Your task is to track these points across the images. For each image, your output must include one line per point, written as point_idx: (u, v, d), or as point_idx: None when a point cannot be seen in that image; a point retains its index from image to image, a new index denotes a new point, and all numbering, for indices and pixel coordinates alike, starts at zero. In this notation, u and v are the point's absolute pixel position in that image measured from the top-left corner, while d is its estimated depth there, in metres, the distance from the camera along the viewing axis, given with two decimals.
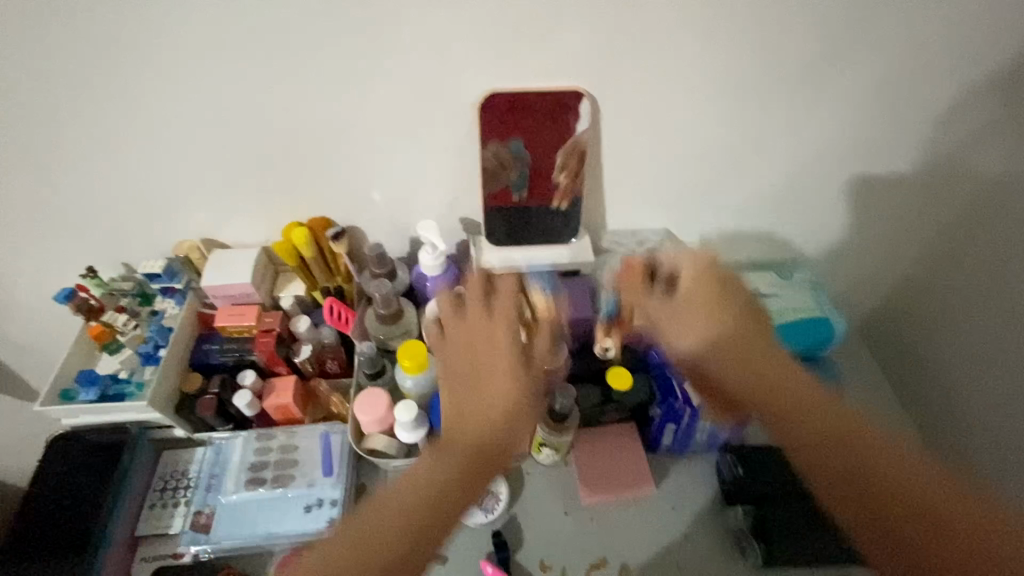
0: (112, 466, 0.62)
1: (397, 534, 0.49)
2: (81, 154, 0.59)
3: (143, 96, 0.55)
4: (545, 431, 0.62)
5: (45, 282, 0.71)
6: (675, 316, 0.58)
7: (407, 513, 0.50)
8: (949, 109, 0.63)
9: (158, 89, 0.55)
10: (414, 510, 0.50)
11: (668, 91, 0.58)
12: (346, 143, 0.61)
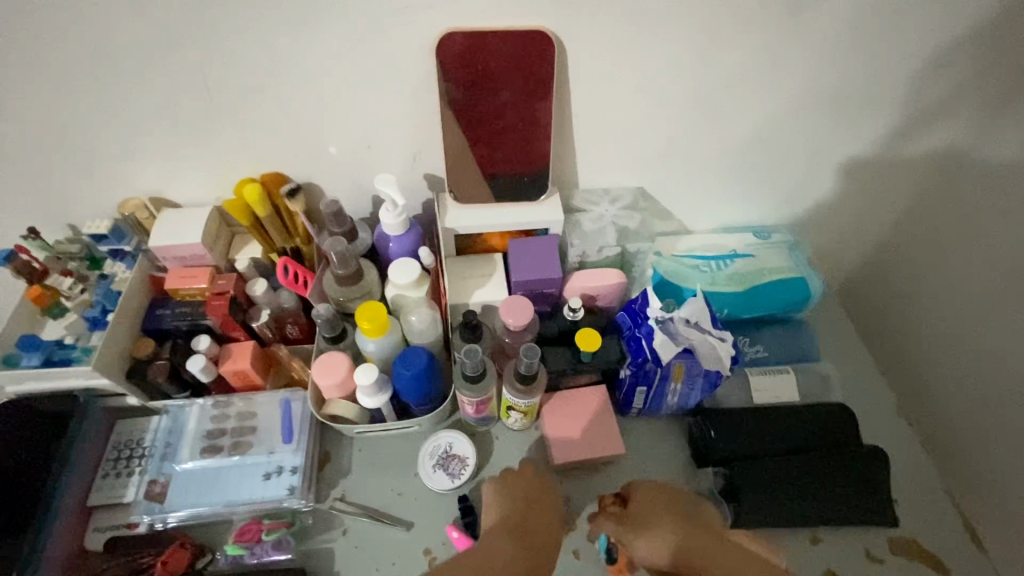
0: (58, 434, 0.59)
1: None
2: (5, 107, 0.55)
3: (65, 41, 0.50)
4: (513, 394, 0.60)
5: None
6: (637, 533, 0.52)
7: None
8: (936, 60, 0.59)
9: (78, 35, 0.50)
10: None
11: (637, 36, 0.55)
12: (294, 92, 0.57)
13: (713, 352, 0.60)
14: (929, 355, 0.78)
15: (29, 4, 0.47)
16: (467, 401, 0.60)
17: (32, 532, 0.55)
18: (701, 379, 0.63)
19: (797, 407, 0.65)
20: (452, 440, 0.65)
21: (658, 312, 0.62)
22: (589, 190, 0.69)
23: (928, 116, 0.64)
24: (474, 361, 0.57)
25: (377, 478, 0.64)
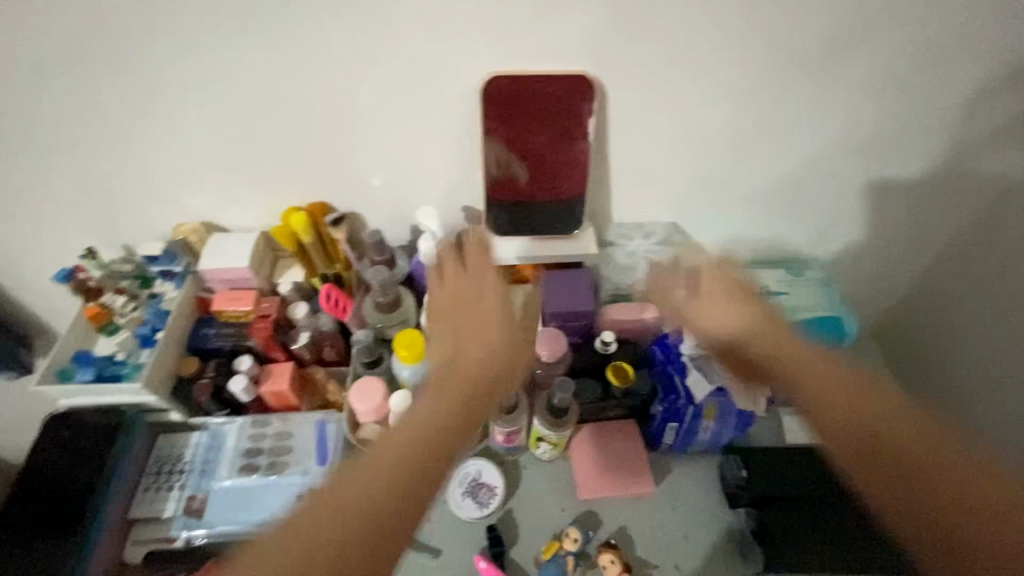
0: (106, 447, 0.62)
1: (400, 488, 0.41)
2: (78, 135, 0.58)
3: (140, 76, 0.54)
4: (544, 425, 0.60)
5: (45, 263, 0.70)
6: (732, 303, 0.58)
7: (392, 493, 0.41)
8: (974, 106, 0.60)
9: (155, 70, 0.54)
10: (395, 492, 0.41)
11: (677, 80, 0.57)
12: (345, 127, 0.59)
13: (746, 391, 0.61)
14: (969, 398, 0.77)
15: (115, 42, 0.51)
16: (498, 430, 0.62)
17: (77, 539, 0.57)
18: (732, 417, 0.63)
19: (839, 453, 0.64)
20: (481, 468, 0.65)
21: (693, 350, 0.63)
22: (622, 225, 0.70)
23: (966, 161, 0.65)
24: (509, 393, 0.59)
25: None
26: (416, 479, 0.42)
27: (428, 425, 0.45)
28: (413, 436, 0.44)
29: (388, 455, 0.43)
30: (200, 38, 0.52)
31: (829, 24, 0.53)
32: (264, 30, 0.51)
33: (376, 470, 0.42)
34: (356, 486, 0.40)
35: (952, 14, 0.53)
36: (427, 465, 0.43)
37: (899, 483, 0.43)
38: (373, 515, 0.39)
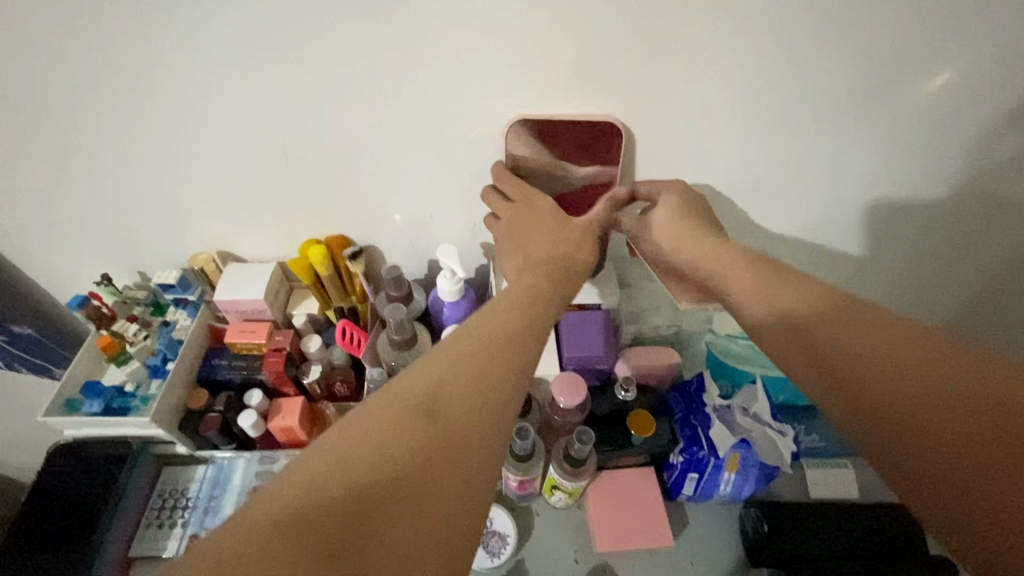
0: (111, 481, 0.60)
1: (398, 478, 0.28)
2: (90, 169, 0.57)
3: (156, 115, 0.52)
4: (560, 474, 0.58)
5: (63, 285, 0.71)
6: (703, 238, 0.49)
7: (402, 424, 0.30)
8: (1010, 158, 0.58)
9: (170, 112, 0.52)
10: (416, 420, 0.30)
11: (706, 126, 0.56)
12: (367, 164, 0.59)
13: (771, 446, 0.59)
14: None
15: (130, 85, 0.50)
16: (512, 478, 0.59)
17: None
18: (755, 470, 0.61)
19: (862, 510, 0.61)
20: (492, 515, 0.63)
21: (715, 401, 0.61)
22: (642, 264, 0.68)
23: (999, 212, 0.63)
24: (526, 440, 0.56)
25: None
26: (418, 415, 0.30)
27: (467, 415, 0.32)
28: (436, 392, 0.32)
29: (351, 430, 0.30)
30: (219, 77, 0.50)
31: (869, 71, 0.52)
32: (285, 71, 0.50)
33: (369, 446, 0.29)
34: (329, 459, 0.28)
35: (995, 68, 0.51)
36: (446, 407, 0.31)
37: (934, 450, 0.30)
38: (354, 501, 0.27)
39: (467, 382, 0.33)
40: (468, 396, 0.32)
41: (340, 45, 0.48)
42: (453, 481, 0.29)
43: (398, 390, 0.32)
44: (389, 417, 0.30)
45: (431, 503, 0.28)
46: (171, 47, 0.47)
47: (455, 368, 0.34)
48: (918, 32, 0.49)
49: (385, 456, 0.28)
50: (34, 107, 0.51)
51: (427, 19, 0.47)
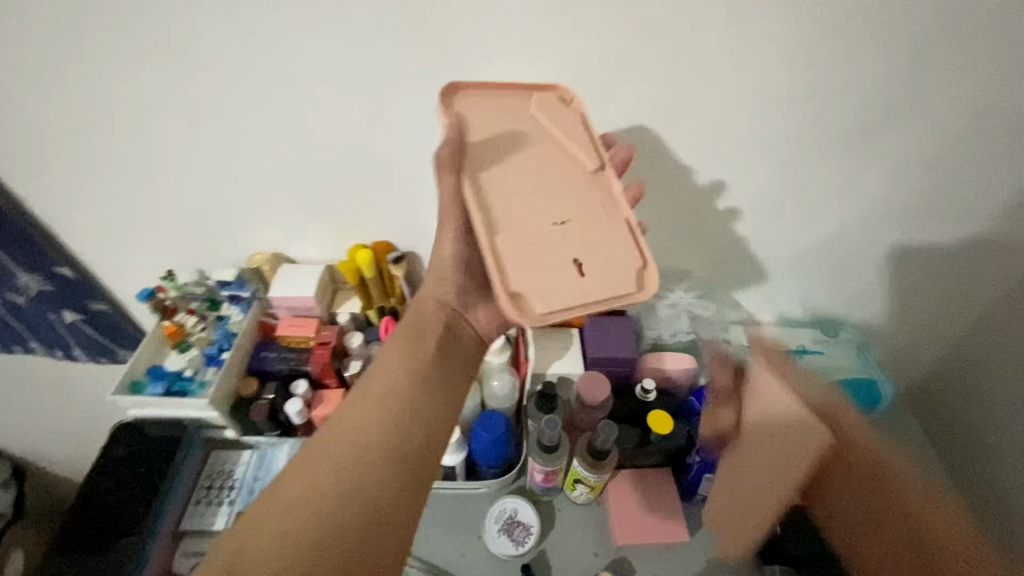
0: (169, 459, 0.66)
1: (330, 514, 0.41)
2: (176, 173, 0.65)
3: (233, 125, 0.60)
4: (583, 467, 0.62)
5: (139, 275, 0.80)
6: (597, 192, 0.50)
7: (321, 477, 0.42)
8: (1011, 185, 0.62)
9: (247, 122, 0.60)
10: (330, 471, 0.43)
11: (723, 149, 0.62)
12: (414, 175, 0.65)
13: None
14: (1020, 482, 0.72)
15: (217, 99, 0.58)
16: (538, 469, 0.63)
17: (139, 545, 0.60)
18: None
19: None
20: (518, 507, 0.67)
21: (730, 403, 0.65)
22: (663, 275, 0.74)
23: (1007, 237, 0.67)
24: (554, 432, 0.60)
25: (442, 537, 0.66)
26: (335, 468, 0.43)
27: (373, 455, 0.44)
28: (345, 446, 0.45)
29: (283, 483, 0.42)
30: (295, 95, 0.57)
31: (872, 103, 0.57)
32: (353, 91, 0.57)
33: (299, 513, 0.40)
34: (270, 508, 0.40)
35: (989, 102, 0.56)
36: (370, 467, 0.44)
37: (906, 523, 0.51)
38: (295, 535, 0.39)
39: (367, 445, 0.45)
40: (374, 436, 0.45)
41: (404, 70, 0.55)
42: (369, 509, 0.42)
43: (320, 462, 0.43)
44: (325, 483, 0.42)
45: (370, 541, 0.41)
46: (259, 68, 0.55)
47: (369, 421, 0.46)
48: (913, 64, 0.54)
49: (323, 518, 0.40)
50: (136, 115, 0.59)
51: (480, 49, 0.54)
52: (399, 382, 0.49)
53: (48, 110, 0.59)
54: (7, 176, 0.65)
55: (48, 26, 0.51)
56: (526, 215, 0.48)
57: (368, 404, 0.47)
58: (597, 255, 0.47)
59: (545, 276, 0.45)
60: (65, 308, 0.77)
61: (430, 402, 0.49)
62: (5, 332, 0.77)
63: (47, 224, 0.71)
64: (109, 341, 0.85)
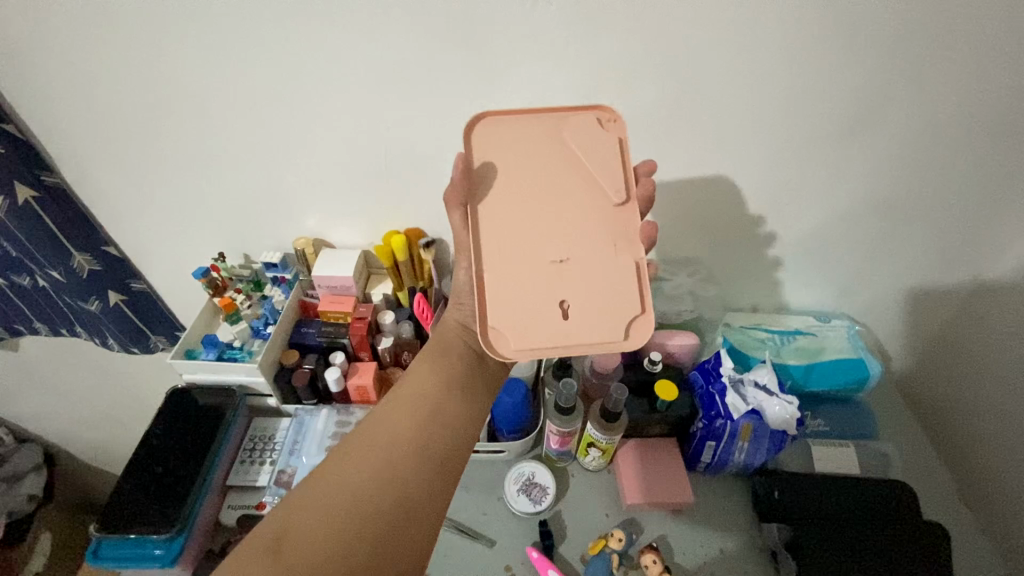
0: (218, 421, 0.72)
1: (364, 527, 0.43)
2: (231, 162, 0.73)
3: (287, 120, 0.68)
4: (596, 430, 0.68)
5: (188, 260, 0.87)
6: (593, 236, 0.55)
7: (358, 491, 0.45)
8: (988, 180, 0.69)
9: (299, 118, 0.68)
10: (366, 486, 0.45)
11: (723, 146, 0.69)
12: (447, 166, 0.73)
13: (781, 416, 0.67)
14: (1005, 466, 0.77)
15: (275, 97, 0.66)
16: (554, 431, 0.69)
17: (193, 495, 0.66)
18: (766, 439, 0.68)
19: (858, 480, 0.70)
20: (534, 470, 0.73)
21: (730, 372, 0.70)
22: (669, 263, 0.82)
23: (984, 231, 0.73)
24: (569, 396, 0.66)
25: (465, 497, 0.71)
26: (372, 483, 0.45)
27: (406, 473, 0.47)
28: (382, 461, 0.47)
29: (319, 491, 0.45)
30: (343, 90, 0.65)
31: (855, 103, 0.64)
32: (394, 87, 0.65)
33: (341, 497, 0.44)
34: (305, 515, 0.43)
35: (960, 104, 0.63)
36: (401, 462, 0.47)
37: None
38: (328, 548, 0.41)
39: (400, 443, 0.48)
40: (409, 454, 0.48)
41: (440, 68, 0.63)
42: (403, 527, 0.44)
43: (358, 453, 0.47)
44: (366, 471, 0.46)
45: (403, 529, 0.44)
46: (312, 64, 0.63)
47: (405, 437, 0.49)
48: (890, 71, 0.61)
49: (363, 502, 0.44)
50: (203, 111, 0.67)
51: (511, 55, 0.62)
52: (430, 389, 0.53)
53: (124, 105, 0.67)
54: (79, 165, 0.73)
55: (136, 31, 0.60)
56: (528, 256, 0.54)
57: (398, 403, 0.52)
58: (585, 297, 0.54)
59: (529, 314, 0.53)
60: (108, 288, 0.83)
61: (459, 408, 0.53)
62: (56, 307, 0.84)
63: (110, 210, 0.79)
64: (143, 324, 0.91)
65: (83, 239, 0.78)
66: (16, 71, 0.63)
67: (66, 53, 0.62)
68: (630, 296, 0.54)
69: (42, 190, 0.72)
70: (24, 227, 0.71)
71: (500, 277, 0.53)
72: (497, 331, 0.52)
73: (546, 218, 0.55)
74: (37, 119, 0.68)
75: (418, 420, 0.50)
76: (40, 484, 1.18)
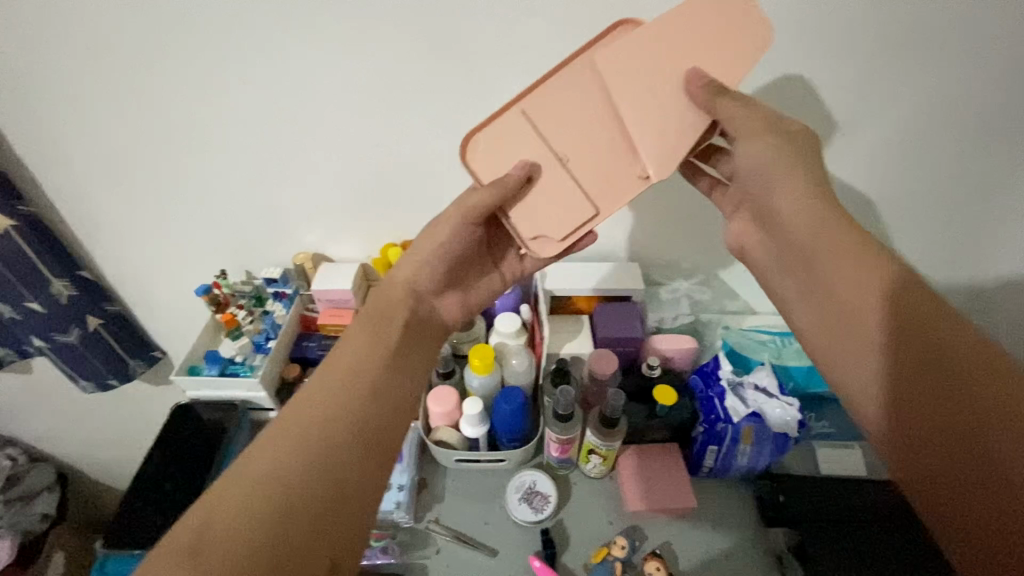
0: (222, 436, 0.74)
1: (325, 465, 0.41)
2: (228, 176, 0.74)
3: (285, 134, 0.69)
4: (595, 436, 0.68)
5: (192, 278, 0.88)
6: (607, 156, 0.52)
7: (318, 433, 0.42)
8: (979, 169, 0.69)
9: (297, 131, 0.69)
10: (327, 428, 0.43)
11: None
12: (442, 176, 0.74)
13: (782, 418, 0.66)
14: None
15: (270, 112, 0.67)
16: (554, 439, 0.69)
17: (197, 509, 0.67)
18: (769, 444, 0.68)
19: (868, 481, 0.68)
20: (535, 478, 0.72)
21: (729, 375, 0.70)
22: (664, 266, 0.82)
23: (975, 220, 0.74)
24: (567, 403, 0.66)
25: (467, 507, 0.71)
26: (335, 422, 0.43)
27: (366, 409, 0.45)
28: (340, 395, 0.45)
29: (272, 438, 0.41)
30: (338, 102, 0.66)
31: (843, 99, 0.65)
32: (387, 99, 0.66)
33: (266, 493, 0.38)
34: (259, 458, 0.40)
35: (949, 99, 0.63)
36: (345, 442, 0.43)
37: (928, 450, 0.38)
38: (289, 487, 0.39)
39: (367, 377, 0.47)
40: (371, 394, 0.47)
41: (428, 80, 0.64)
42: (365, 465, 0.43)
43: (318, 392, 0.45)
44: (295, 463, 0.40)
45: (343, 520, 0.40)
46: (309, 79, 0.64)
47: (364, 371, 0.48)
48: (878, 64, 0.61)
49: (291, 497, 0.38)
50: (202, 130, 0.69)
51: (500, 66, 0.63)
52: (385, 334, 0.52)
53: (125, 128, 0.68)
54: (86, 187, 0.75)
55: (136, 53, 0.62)
56: (562, 121, 0.52)
57: (326, 378, 0.47)
58: (548, 194, 0.52)
59: (497, 165, 0.52)
60: (87, 314, 0.83)
61: (397, 381, 0.49)
62: (24, 339, 0.83)
63: (112, 232, 0.81)
64: (120, 348, 0.91)
65: (62, 266, 0.78)
66: (24, 99, 0.65)
67: (70, 81, 0.64)
68: (569, 219, 0.52)
69: (20, 218, 0.72)
70: (3, 257, 0.72)
71: (519, 121, 0.52)
72: (471, 146, 0.53)
73: (592, 114, 0.52)
74: (45, 145, 0.70)
75: (376, 359, 0.49)
76: (53, 504, 1.19)
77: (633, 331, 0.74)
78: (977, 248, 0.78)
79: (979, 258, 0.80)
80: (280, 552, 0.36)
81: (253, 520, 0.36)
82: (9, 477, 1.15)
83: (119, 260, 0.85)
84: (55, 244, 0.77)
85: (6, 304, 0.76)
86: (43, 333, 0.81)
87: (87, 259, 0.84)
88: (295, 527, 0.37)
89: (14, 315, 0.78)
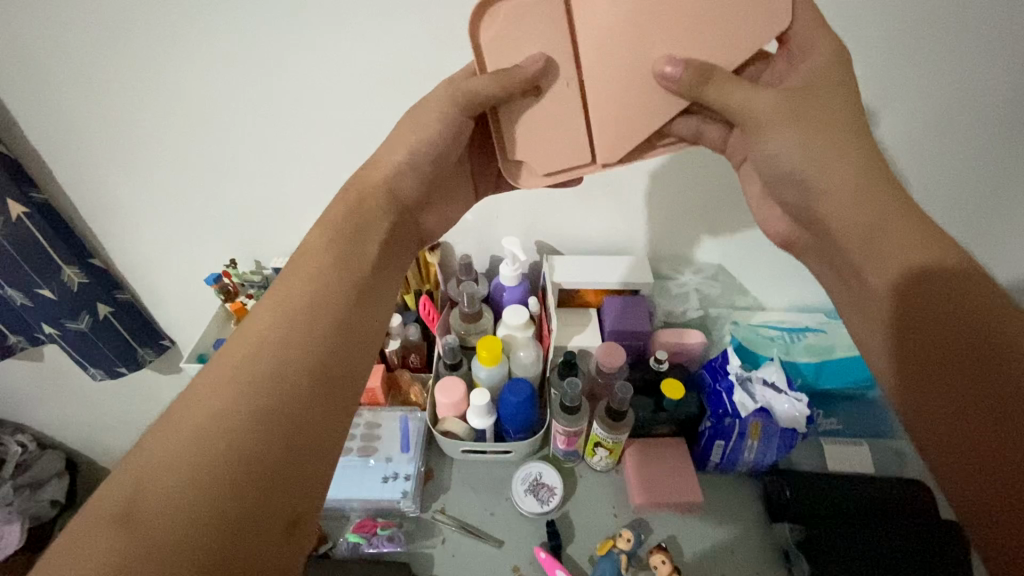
0: None
1: (262, 420, 0.38)
2: (238, 164, 0.74)
3: (292, 118, 0.69)
4: (602, 429, 0.67)
5: (201, 267, 0.89)
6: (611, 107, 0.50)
7: (253, 386, 0.39)
8: (1005, 163, 0.67)
9: (304, 115, 0.68)
10: (263, 382, 0.40)
11: None
12: None
13: (791, 414, 0.65)
14: None
15: (278, 100, 0.67)
16: (561, 431, 0.69)
17: None
18: (776, 438, 0.67)
19: (878, 480, 0.68)
20: (541, 470, 0.72)
21: (739, 369, 0.69)
22: (673, 260, 0.82)
23: (997, 213, 0.72)
24: (574, 396, 0.66)
25: (473, 498, 0.71)
26: (270, 374, 0.40)
27: (307, 357, 0.42)
28: (280, 342, 0.42)
29: (203, 391, 0.39)
30: (346, 88, 0.66)
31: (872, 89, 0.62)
32: (397, 86, 0.65)
33: (206, 439, 0.36)
34: (190, 413, 0.38)
35: (977, 88, 0.61)
36: (283, 396, 0.40)
37: (960, 432, 0.36)
38: (221, 446, 0.36)
39: (313, 322, 0.44)
40: (313, 342, 0.43)
41: (437, 68, 0.64)
42: (306, 417, 0.40)
43: (254, 340, 0.42)
44: (230, 419, 0.38)
45: (296, 468, 0.38)
46: (316, 62, 0.63)
47: (307, 316, 0.44)
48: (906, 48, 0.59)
49: (234, 447, 0.37)
50: (210, 117, 0.69)
51: None
52: (345, 277, 0.48)
53: (133, 116, 0.69)
54: (95, 174, 0.75)
55: (145, 40, 0.62)
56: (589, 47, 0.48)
57: (275, 313, 0.44)
58: (540, 126, 0.52)
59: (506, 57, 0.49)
60: (96, 302, 0.84)
61: (356, 319, 0.47)
62: (36, 325, 0.84)
63: (122, 220, 0.81)
64: (130, 336, 0.92)
65: (74, 254, 0.79)
66: (34, 86, 0.66)
67: (81, 69, 0.64)
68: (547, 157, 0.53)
69: (32, 205, 0.73)
70: (15, 243, 0.73)
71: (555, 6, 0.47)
72: (494, 12, 0.47)
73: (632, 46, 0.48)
74: (56, 132, 0.70)
75: (327, 303, 0.46)
76: (63, 490, 1.20)
77: (642, 325, 0.74)
78: (1002, 245, 0.75)
79: (1004, 257, 0.77)
80: (218, 507, 0.34)
81: (180, 481, 0.34)
82: (19, 462, 1.16)
83: (129, 250, 0.85)
84: (66, 232, 0.78)
85: (19, 291, 0.77)
86: (54, 320, 0.82)
87: (97, 247, 0.85)
88: (231, 486, 0.35)
89: (25, 301, 0.79)
